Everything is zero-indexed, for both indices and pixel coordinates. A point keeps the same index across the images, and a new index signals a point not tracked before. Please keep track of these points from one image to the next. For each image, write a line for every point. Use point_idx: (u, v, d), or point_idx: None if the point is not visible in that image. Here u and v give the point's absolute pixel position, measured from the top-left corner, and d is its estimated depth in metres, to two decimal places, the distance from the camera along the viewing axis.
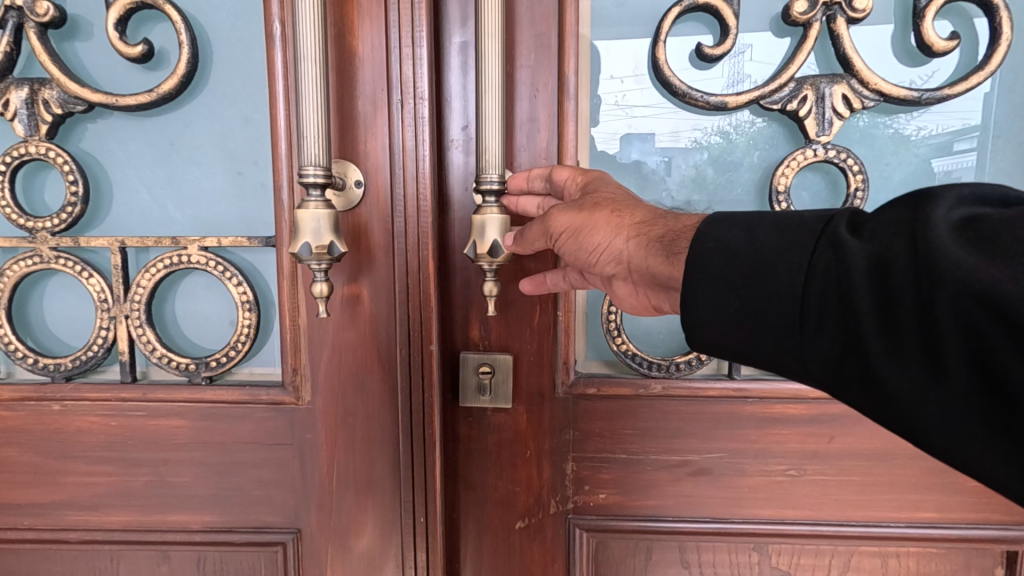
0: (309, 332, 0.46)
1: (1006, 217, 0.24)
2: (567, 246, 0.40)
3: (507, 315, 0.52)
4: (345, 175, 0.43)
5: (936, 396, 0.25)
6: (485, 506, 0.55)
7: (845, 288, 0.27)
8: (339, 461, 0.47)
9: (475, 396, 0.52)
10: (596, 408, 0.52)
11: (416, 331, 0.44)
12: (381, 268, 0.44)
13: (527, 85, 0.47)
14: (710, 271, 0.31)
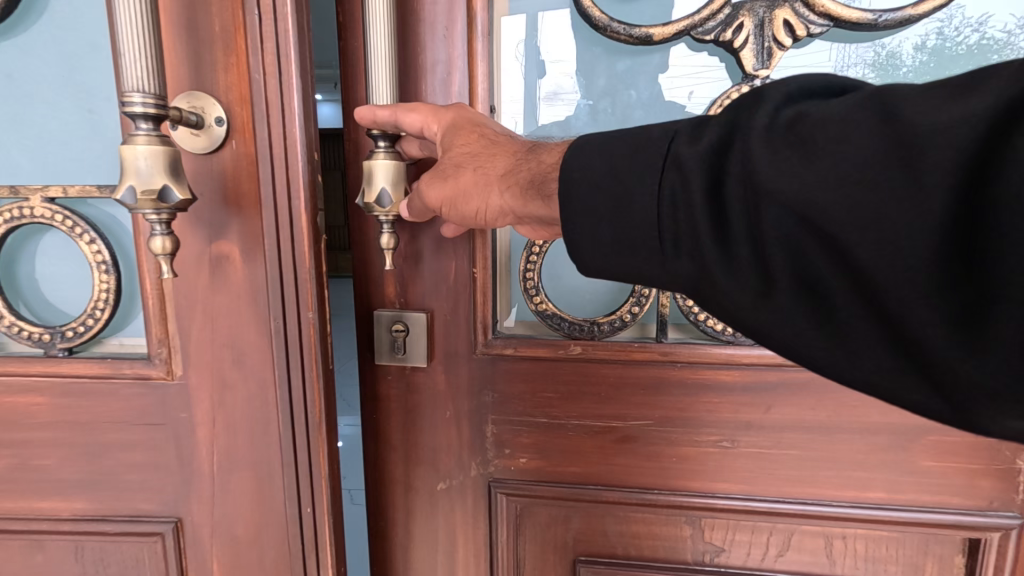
0: (175, 295, 0.40)
1: (821, 116, 0.29)
2: (452, 214, 0.45)
3: (420, 267, 0.56)
4: (205, 111, 0.37)
5: (765, 294, 0.31)
6: (407, 464, 0.61)
7: (690, 205, 0.32)
8: (220, 443, 0.42)
9: (389, 353, 0.57)
10: (515, 368, 0.57)
11: (291, 295, 0.38)
12: (256, 221, 0.39)
13: (438, 23, 0.49)
14: (581, 203, 0.36)
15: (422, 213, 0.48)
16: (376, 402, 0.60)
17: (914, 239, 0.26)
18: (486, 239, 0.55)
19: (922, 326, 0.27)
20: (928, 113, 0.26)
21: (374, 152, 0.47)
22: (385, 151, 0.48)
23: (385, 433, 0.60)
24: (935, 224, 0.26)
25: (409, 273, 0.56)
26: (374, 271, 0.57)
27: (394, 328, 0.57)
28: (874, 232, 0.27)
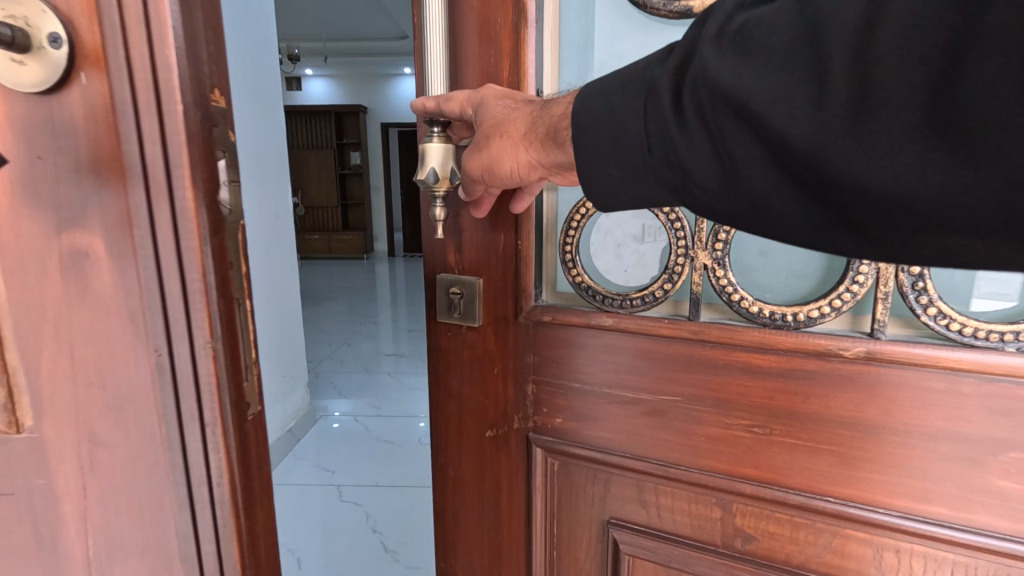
0: (25, 312, 0.33)
1: (751, 26, 0.43)
2: (491, 177, 0.62)
3: (480, 253, 0.78)
4: (29, 22, 0.29)
5: (728, 171, 0.44)
6: (462, 411, 0.84)
7: (663, 118, 0.47)
8: (95, 511, 0.36)
9: (449, 312, 0.80)
10: (549, 332, 0.77)
11: (179, 311, 0.33)
12: (119, 203, 0.32)
13: (495, 24, 0.67)
14: (592, 130, 0.51)
15: (473, 191, 0.67)
16: (439, 354, 0.84)
17: (825, 109, 0.38)
18: (528, 224, 0.75)
19: (840, 175, 0.38)
20: (827, 12, 0.39)
21: (432, 138, 0.65)
22: (439, 137, 0.65)
23: (444, 384, 0.84)
24: (834, 88, 0.38)
25: (468, 250, 0.78)
26: (447, 252, 0.80)
27: (454, 291, 0.79)
28: (793, 104, 0.39)
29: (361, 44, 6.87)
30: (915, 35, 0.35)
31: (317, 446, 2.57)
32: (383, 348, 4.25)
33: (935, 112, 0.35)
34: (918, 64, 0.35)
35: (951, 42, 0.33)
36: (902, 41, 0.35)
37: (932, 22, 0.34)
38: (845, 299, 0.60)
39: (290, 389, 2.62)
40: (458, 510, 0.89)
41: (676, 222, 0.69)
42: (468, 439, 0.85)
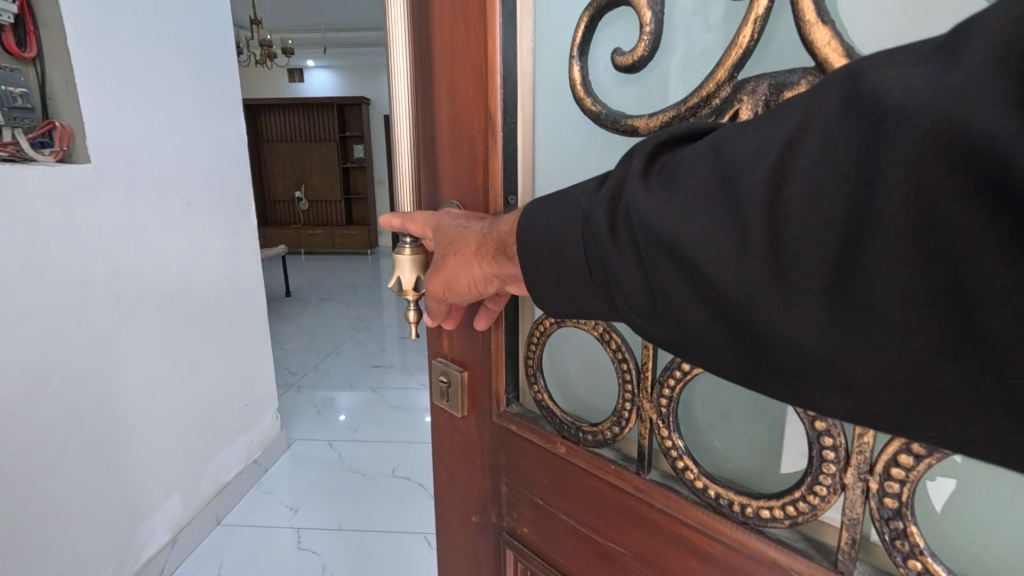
0: None
1: (675, 165, 0.45)
2: (452, 294, 0.70)
3: (465, 348, 0.92)
4: None
5: (657, 305, 0.46)
6: (457, 480, 1.02)
7: (600, 244, 0.49)
8: None
9: (443, 397, 0.97)
10: (519, 444, 0.87)
11: None
12: None
13: (469, 136, 0.79)
14: (538, 252, 0.56)
15: (436, 310, 0.76)
16: (439, 429, 1.03)
17: (745, 257, 0.39)
18: (499, 335, 0.87)
19: (766, 326, 0.39)
20: (742, 161, 0.40)
21: (404, 248, 0.79)
22: (413, 246, 0.79)
23: (443, 453, 1.03)
24: (746, 238, 0.39)
25: (455, 343, 0.94)
26: (443, 342, 0.96)
27: (444, 378, 0.96)
28: (713, 250, 0.41)
29: (357, 35, 6.66)
30: (820, 197, 0.36)
31: (288, 479, 2.54)
32: (373, 359, 4.17)
33: (837, 275, 0.36)
34: (824, 225, 0.36)
35: (850, 213, 0.35)
36: (807, 201, 0.37)
37: (836, 189, 0.36)
38: (801, 508, 0.56)
39: (260, 415, 2.56)
40: (451, 558, 1.09)
41: (621, 364, 0.71)
42: (461, 506, 1.03)
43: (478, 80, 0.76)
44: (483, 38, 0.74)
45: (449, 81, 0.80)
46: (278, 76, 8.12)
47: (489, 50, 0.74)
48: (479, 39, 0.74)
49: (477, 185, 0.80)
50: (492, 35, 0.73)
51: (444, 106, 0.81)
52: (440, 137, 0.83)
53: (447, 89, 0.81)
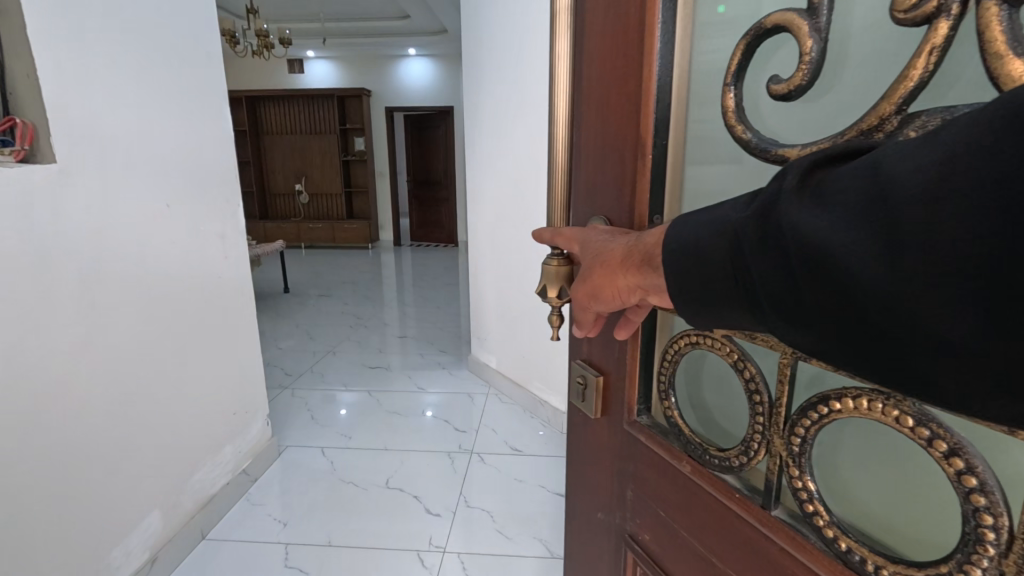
0: None
1: (832, 178, 0.37)
2: (601, 303, 0.62)
3: (600, 351, 0.83)
4: None
5: (811, 330, 0.38)
6: (581, 477, 0.93)
7: (743, 268, 0.41)
8: None
9: (579, 396, 0.88)
10: (647, 451, 0.76)
11: None
12: None
13: (614, 154, 0.73)
14: (679, 270, 0.47)
15: (582, 317, 0.69)
16: (573, 425, 0.94)
17: (890, 273, 0.33)
18: (636, 342, 0.76)
19: (956, 360, 0.31)
20: (902, 173, 0.32)
21: (551, 257, 0.75)
22: (560, 256, 0.75)
23: (572, 447, 0.95)
24: (909, 261, 0.32)
25: (591, 344, 0.85)
26: (583, 343, 0.87)
27: (580, 379, 0.87)
28: (872, 276, 0.33)
29: (356, 25, 6.49)
30: (986, 216, 0.28)
31: (278, 490, 2.45)
32: (370, 360, 4.05)
33: (996, 309, 0.29)
34: (989, 249, 0.28)
35: (1002, 233, 0.28)
36: (963, 221, 0.29)
37: (991, 209, 0.28)
38: None
39: (247, 424, 2.44)
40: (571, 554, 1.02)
41: (753, 392, 0.63)
42: (585, 505, 0.94)
43: (628, 100, 0.70)
44: (637, 58, 0.67)
45: (600, 95, 0.74)
46: (276, 67, 7.95)
47: (643, 70, 0.67)
48: (632, 57, 0.68)
49: (623, 203, 0.72)
50: (644, 54, 0.66)
51: (592, 121, 0.77)
52: (586, 153, 0.79)
53: (597, 104, 0.75)
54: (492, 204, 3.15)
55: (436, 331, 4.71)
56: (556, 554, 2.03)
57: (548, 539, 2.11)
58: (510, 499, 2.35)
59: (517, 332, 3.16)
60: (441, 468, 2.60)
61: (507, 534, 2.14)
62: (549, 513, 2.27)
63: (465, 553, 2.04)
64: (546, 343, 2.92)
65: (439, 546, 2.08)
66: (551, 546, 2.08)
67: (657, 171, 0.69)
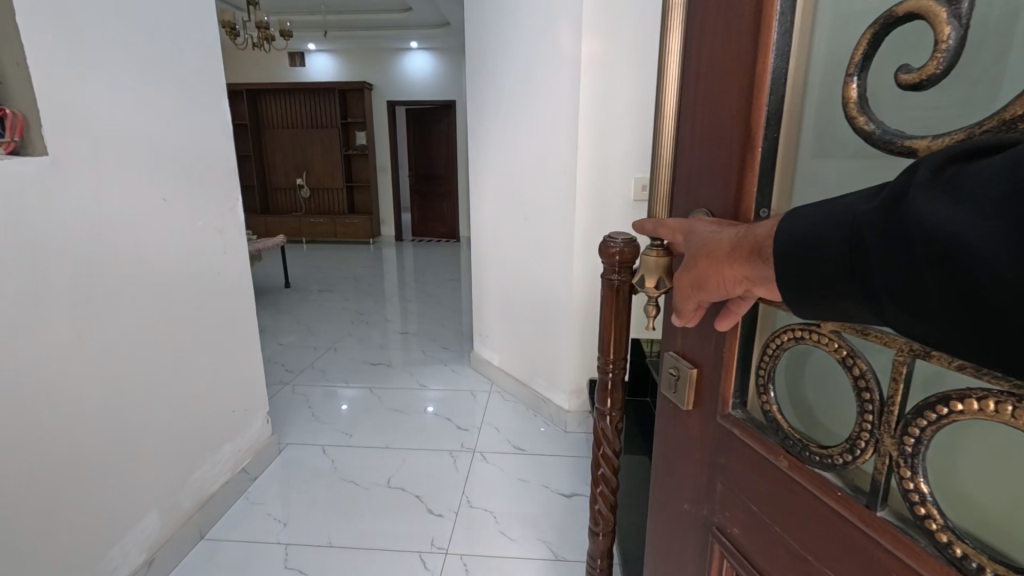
0: None
1: (969, 170, 0.37)
2: (704, 294, 0.63)
3: (695, 340, 0.78)
4: None
5: (929, 316, 0.39)
6: (669, 466, 0.90)
7: (860, 256, 0.43)
8: None
9: (670, 387, 0.85)
10: (741, 445, 0.72)
11: None
12: None
13: (718, 148, 0.70)
14: (793, 258, 0.49)
15: (682, 308, 0.67)
16: (663, 415, 0.91)
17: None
18: (735, 334, 0.70)
19: None
20: None
21: (649, 248, 0.78)
22: (659, 247, 0.78)
23: (661, 436, 0.92)
24: None
25: (685, 335, 0.81)
26: (677, 333, 0.83)
27: (671, 370, 0.84)
28: (1001, 264, 0.34)
29: (357, 18, 6.41)
30: None
31: (278, 489, 2.42)
32: (371, 356, 4.01)
33: None
34: None
35: None
36: None
37: None
38: None
39: (247, 422, 2.42)
40: (653, 543, 1.00)
41: (862, 390, 0.56)
42: (671, 494, 0.91)
43: (739, 93, 0.65)
44: (749, 47, 0.63)
45: (708, 88, 0.71)
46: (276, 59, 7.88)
47: (756, 62, 0.62)
48: (745, 48, 0.64)
49: (726, 199, 0.69)
50: (758, 43, 0.62)
51: (698, 115, 0.74)
52: (689, 147, 0.76)
53: (705, 97, 0.72)
54: (494, 199, 3.10)
55: (437, 327, 4.66)
56: (560, 556, 1.99)
57: (551, 541, 2.08)
58: (512, 500, 2.32)
59: (520, 329, 3.11)
60: (441, 467, 2.56)
61: (509, 536, 2.10)
62: (552, 513, 2.23)
63: (468, 554, 2.01)
64: (550, 341, 2.87)
65: (441, 548, 2.04)
66: (554, 547, 2.04)
67: (766, 162, 0.65)
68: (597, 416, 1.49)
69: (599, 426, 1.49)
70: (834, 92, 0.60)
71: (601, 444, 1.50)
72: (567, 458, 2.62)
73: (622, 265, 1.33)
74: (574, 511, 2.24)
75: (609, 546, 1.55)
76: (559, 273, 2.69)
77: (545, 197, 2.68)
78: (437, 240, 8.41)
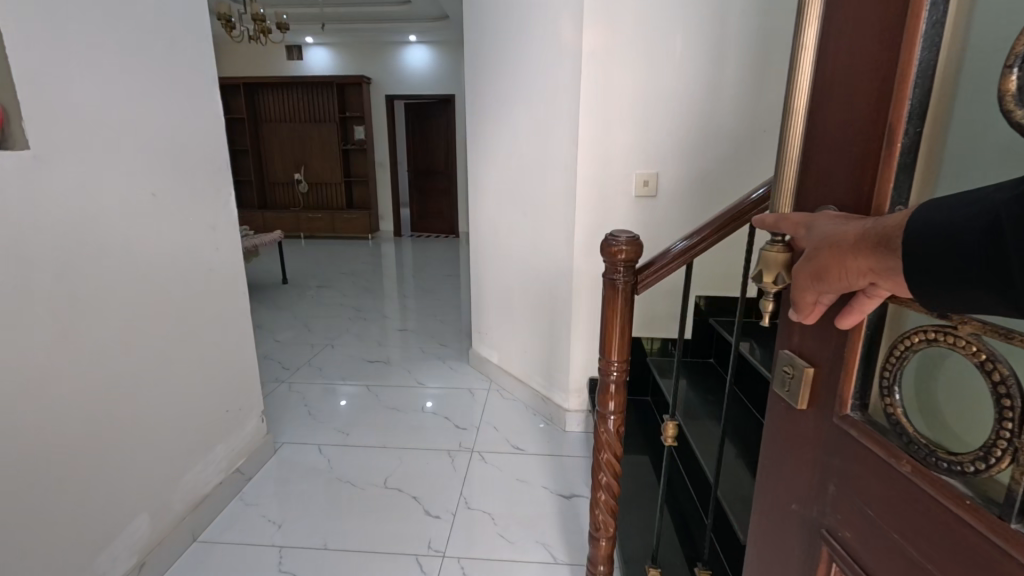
0: None
1: None
2: (829, 284, 0.60)
3: (812, 337, 0.73)
4: None
5: None
6: (776, 465, 0.85)
7: (1001, 244, 0.44)
8: None
9: (782, 385, 0.79)
10: (858, 449, 0.66)
11: None
12: None
13: (853, 141, 0.65)
14: (922, 249, 0.49)
15: (799, 302, 0.66)
16: (773, 415, 0.85)
17: None
18: (858, 334, 0.65)
19: None
20: None
21: (772, 243, 0.71)
22: (780, 243, 0.71)
23: (769, 433, 0.86)
24: None
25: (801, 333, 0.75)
26: (793, 330, 0.78)
27: (785, 368, 0.78)
28: None
29: (356, 11, 6.32)
30: None
31: (273, 489, 2.38)
32: (369, 353, 3.97)
33: None
34: None
35: None
36: None
37: None
38: None
39: (243, 421, 2.39)
40: (753, 543, 0.94)
41: (1002, 397, 0.51)
42: (776, 493, 0.85)
43: (882, 83, 0.61)
44: (897, 36, 0.59)
45: (846, 80, 0.67)
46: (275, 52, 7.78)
47: (902, 54, 0.58)
48: (892, 37, 0.59)
49: (860, 197, 0.65)
50: (906, 33, 0.57)
51: (833, 105, 0.69)
52: (820, 139, 0.72)
53: (841, 89, 0.68)
54: (494, 195, 3.04)
55: (436, 324, 4.62)
56: (559, 559, 1.96)
57: (551, 543, 2.04)
58: (511, 500, 2.28)
59: (520, 327, 3.06)
60: (438, 466, 2.53)
61: (508, 538, 2.07)
62: (551, 515, 2.19)
63: (466, 557, 1.97)
64: (552, 340, 2.82)
65: (438, 550, 2.00)
66: (553, 550, 2.00)
67: (906, 157, 0.60)
68: (598, 420, 1.45)
69: (600, 431, 1.45)
70: (990, 82, 0.54)
71: (603, 449, 1.46)
72: (567, 458, 2.58)
73: (626, 264, 1.30)
74: (573, 513, 2.21)
75: (609, 552, 1.51)
76: (561, 270, 2.65)
77: (547, 192, 2.62)
78: (437, 235, 8.35)
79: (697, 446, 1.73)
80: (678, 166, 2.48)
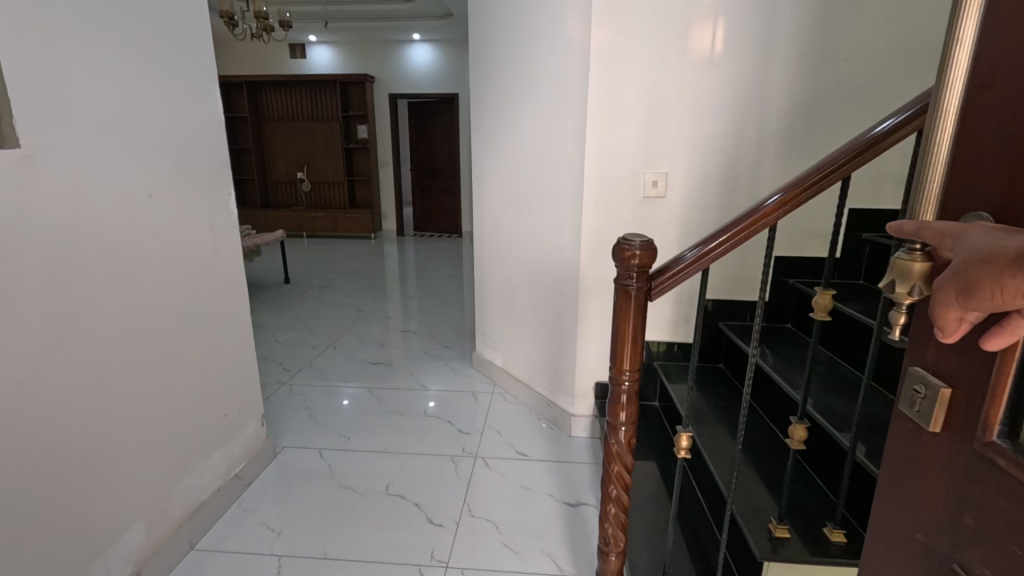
0: None
1: None
2: (976, 305, 0.50)
3: (955, 358, 0.62)
4: None
5: None
6: (894, 489, 0.73)
7: None
8: None
9: (910, 404, 0.68)
10: (1008, 483, 0.55)
11: None
12: None
13: None
14: None
15: (938, 323, 0.56)
16: (893, 435, 0.74)
17: None
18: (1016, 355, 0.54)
19: None
20: None
21: (911, 250, 0.64)
22: (921, 253, 0.63)
23: (888, 454, 0.75)
24: None
25: (939, 351, 0.64)
26: (928, 347, 0.66)
27: (915, 388, 0.67)
28: None
29: (358, 10, 6.28)
30: None
31: (272, 495, 2.33)
32: (371, 354, 3.92)
33: None
34: None
35: None
36: None
37: None
38: None
39: (241, 425, 2.34)
40: None
41: None
42: (893, 521, 0.74)
43: None
44: None
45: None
46: (277, 51, 7.75)
47: None
48: None
49: None
50: None
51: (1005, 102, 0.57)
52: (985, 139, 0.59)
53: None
54: (499, 195, 2.99)
55: (439, 325, 4.57)
56: (566, 571, 1.90)
57: (557, 553, 1.99)
58: (516, 509, 2.23)
59: (525, 329, 3.01)
60: (439, 472, 2.48)
61: (514, 548, 2.01)
62: (558, 524, 2.14)
63: (469, 567, 1.92)
64: (558, 343, 2.76)
65: (441, 561, 1.95)
66: (559, 560, 1.95)
67: None
68: (608, 432, 1.39)
69: (609, 442, 1.40)
70: None
71: (613, 461, 1.41)
72: (572, 464, 2.53)
73: (639, 269, 1.25)
74: (579, 521, 2.16)
75: (620, 567, 1.46)
76: (567, 272, 2.59)
77: (553, 193, 2.57)
78: (440, 234, 8.31)
79: (710, 457, 1.68)
80: (689, 167, 2.41)
